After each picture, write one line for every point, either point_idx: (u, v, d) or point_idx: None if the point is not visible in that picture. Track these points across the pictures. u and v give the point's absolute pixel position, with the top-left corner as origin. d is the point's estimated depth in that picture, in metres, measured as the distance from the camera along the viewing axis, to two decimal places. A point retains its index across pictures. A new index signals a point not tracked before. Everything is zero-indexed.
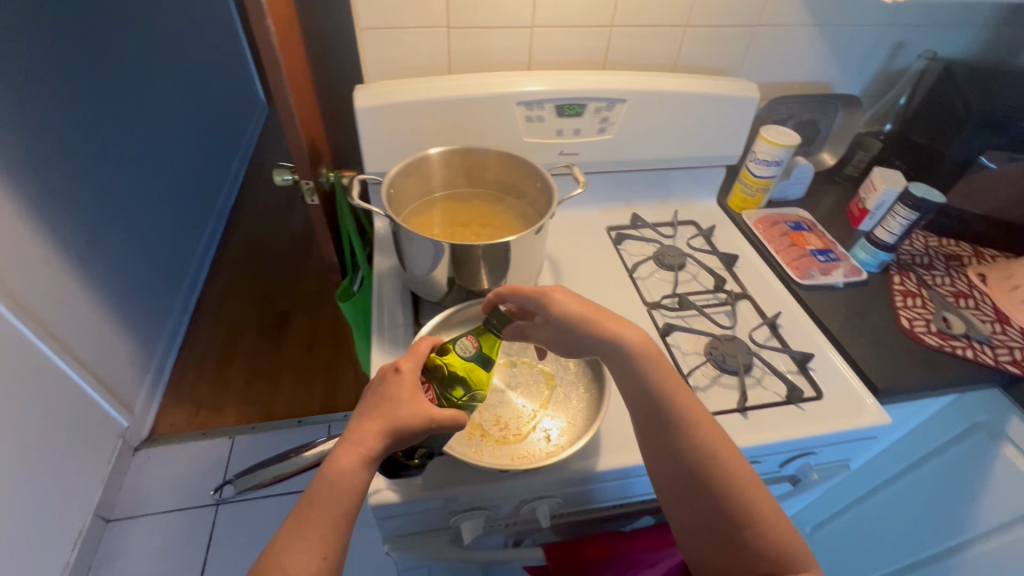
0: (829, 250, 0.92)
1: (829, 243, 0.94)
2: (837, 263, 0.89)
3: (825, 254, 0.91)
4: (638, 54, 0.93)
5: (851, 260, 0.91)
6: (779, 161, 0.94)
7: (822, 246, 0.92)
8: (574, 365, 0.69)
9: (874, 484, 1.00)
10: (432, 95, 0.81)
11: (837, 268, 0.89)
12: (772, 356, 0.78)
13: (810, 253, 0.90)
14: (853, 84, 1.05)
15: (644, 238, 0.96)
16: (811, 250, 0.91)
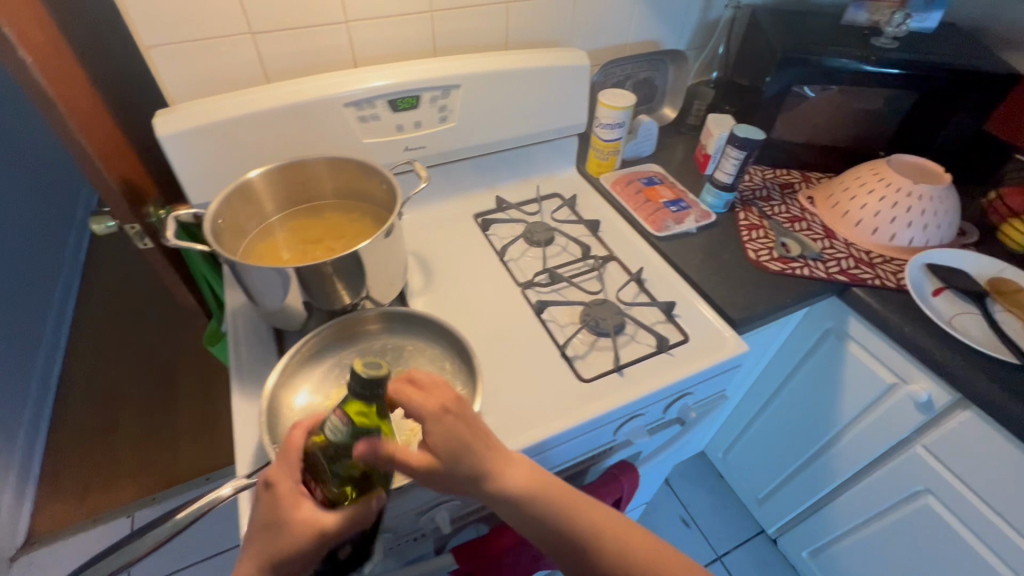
0: (681, 199, 0.97)
1: (681, 192, 0.99)
2: (690, 210, 0.95)
3: (678, 204, 0.96)
4: (470, 36, 0.91)
5: (701, 205, 0.97)
6: (621, 123, 0.97)
7: (675, 195, 0.97)
8: (449, 364, 0.68)
9: (770, 394, 1.11)
10: (247, 109, 0.74)
11: (691, 215, 0.94)
12: (642, 311, 0.82)
13: (665, 205, 0.95)
14: (678, 38, 1.11)
15: (512, 219, 0.97)
16: (666, 202, 0.96)
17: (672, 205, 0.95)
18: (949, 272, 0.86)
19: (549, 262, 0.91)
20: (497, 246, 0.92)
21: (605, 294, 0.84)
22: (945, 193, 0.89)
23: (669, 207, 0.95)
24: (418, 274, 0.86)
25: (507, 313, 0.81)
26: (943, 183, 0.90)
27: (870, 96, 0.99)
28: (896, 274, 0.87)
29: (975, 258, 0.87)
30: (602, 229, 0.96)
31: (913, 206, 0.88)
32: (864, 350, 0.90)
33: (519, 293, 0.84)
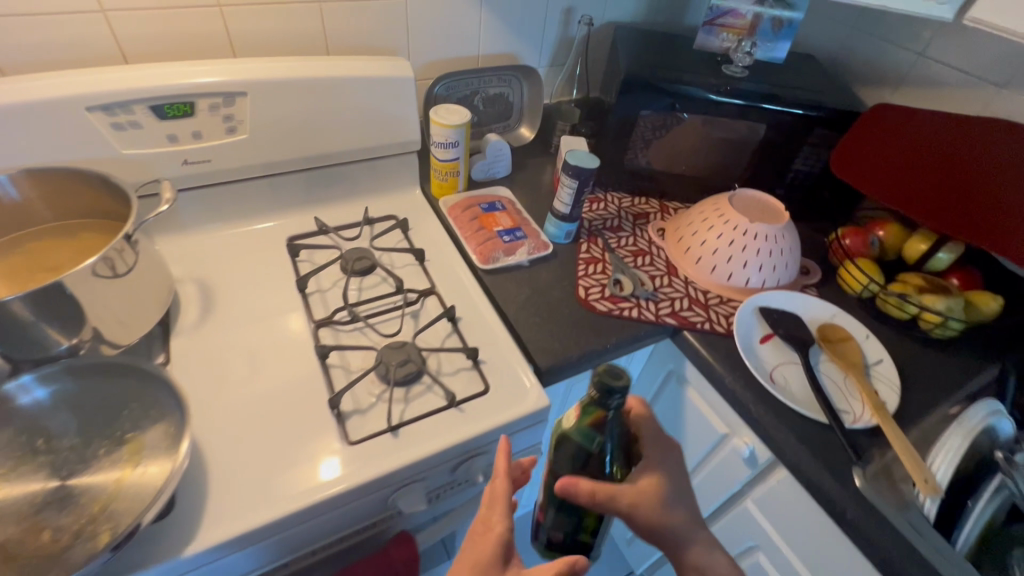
0: (519, 227, 0.90)
1: (521, 221, 0.92)
2: (525, 241, 0.88)
3: (515, 233, 0.89)
4: (277, 37, 0.81)
5: (540, 235, 0.91)
6: (455, 142, 0.89)
7: (513, 224, 0.90)
8: (161, 427, 0.56)
9: None
10: None
11: (525, 246, 0.87)
12: (446, 356, 0.73)
13: (499, 234, 0.88)
14: (537, 53, 1.04)
15: (331, 243, 0.87)
16: (501, 230, 0.88)
17: (506, 234, 0.88)
18: (783, 315, 0.80)
19: (361, 295, 0.81)
20: (303, 275, 0.81)
21: (411, 335, 0.76)
22: (782, 233, 0.84)
23: (502, 236, 0.87)
24: (198, 307, 0.75)
25: (290, 356, 0.71)
26: (782, 222, 0.85)
27: (722, 126, 0.95)
28: (729, 318, 0.82)
29: (809, 302, 0.83)
30: (430, 258, 0.87)
31: (749, 246, 0.83)
32: (700, 397, 0.84)
33: (311, 332, 0.74)
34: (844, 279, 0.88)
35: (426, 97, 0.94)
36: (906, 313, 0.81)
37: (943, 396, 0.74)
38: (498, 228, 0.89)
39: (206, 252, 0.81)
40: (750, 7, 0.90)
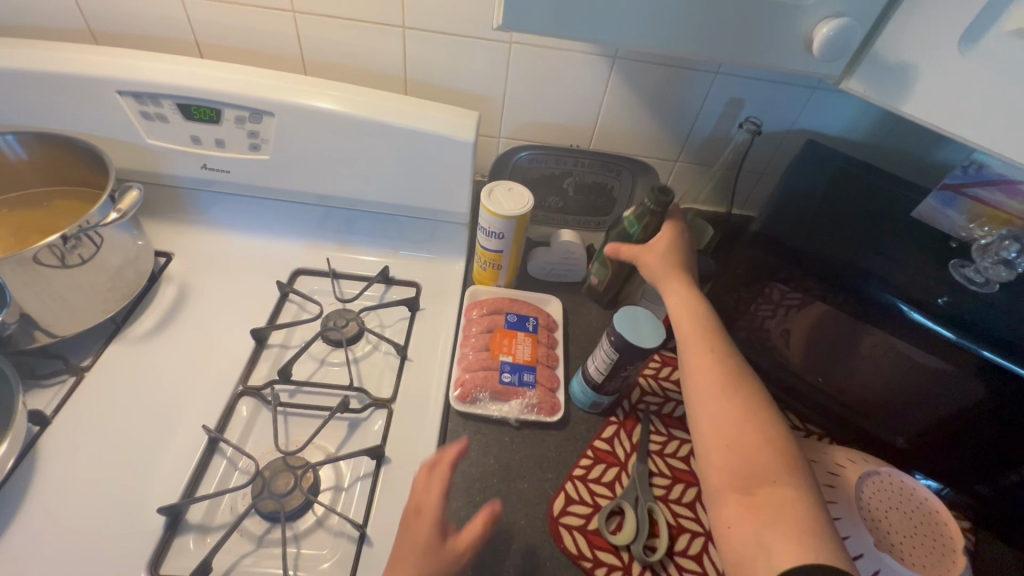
0: (534, 367, 0.67)
1: (545, 357, 0.69)
2: (529, 391, 0.65)
3: (523, 373, 0.66)
4: (351, 59, 0.70)
5: (556, 388, 0.67)
6: (501, 235, 0.68)
7: (529, 359, 0.67)
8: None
9: None
10: None
11: (524, 398, 0.64)
12: (339, 506, 0.56)
13: (501, 367, 0.66)
14: (677, 143, 0.77)
15: (330, 293, 0.75)
16: (508, 362, 0.66)
17: (510, 371, 0.66)
18: None
19: (315, 371, 0.68)
20: (276, 322, 0.71)
21: (326, 452, 0.60)
22: None
23: (504, 372, 0.66)
24: (164, 316, 0.70)
25: (194, 416, 0.61)
26: None
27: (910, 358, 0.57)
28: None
29: None
30: (416, 357, 0.70)
31: None
32: None
33: (231, 396, 0.63)
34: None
35: (503, 156, 0.74)
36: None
37: None
38: (508, 356, 0.67)
39: (213, 260, 0.77)
40: None
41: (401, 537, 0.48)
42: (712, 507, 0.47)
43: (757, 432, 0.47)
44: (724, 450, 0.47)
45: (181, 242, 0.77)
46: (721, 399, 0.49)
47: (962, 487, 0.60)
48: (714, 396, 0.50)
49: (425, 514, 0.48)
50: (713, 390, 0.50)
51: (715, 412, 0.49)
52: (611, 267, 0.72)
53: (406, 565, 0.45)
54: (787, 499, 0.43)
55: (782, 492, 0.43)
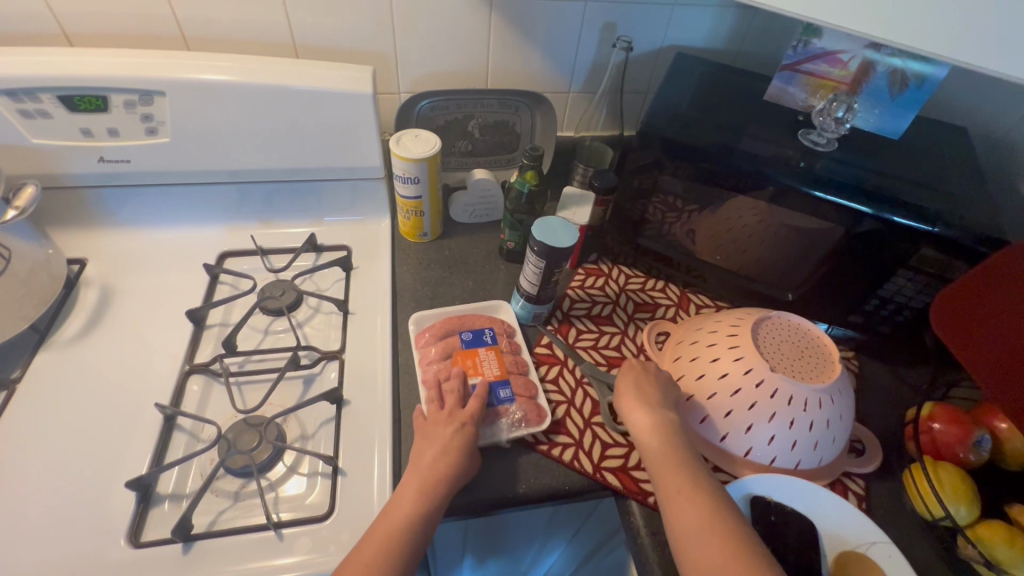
0: (497, 347, 0.67)
1: (515, 346, 0.68)
2: (473, 360, 0.64)
3: (482, 347, 0.66)
4: (233, 31, 0.70)
5: (510, 377, 0.64)
6: (417, 180, 0.72)
7: (496, 337, 0.68)
8: None
9: (580, 559, 0.83)
10: None
11: (469, 368, 0.64)
12: (308, 449, 0.59)
13: (468, 333, 0.67)
14: (565, 74, 0.83)
15: (262, 268, 0.76)
16: (481, 335, 0.68)
17: (473, 336, 0.67)
18: (781, 522, 0.54)
19: (262, 340, 0.69)
20: (211, 302, 0.71)
21: (286, 407, 0.63)
22: (821, 396, 0.57)
23: (465, 343, 0.66)
24: (90, 318, 0.69)
25: (143, 401, 0.62)
26: (824, 383, 0.57)
27: (780, 218, 0.66)
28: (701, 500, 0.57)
29: (835, 506, 0.55)
30: (359, 310, 0.73)
31: (759, 406, 0.57)
32: None
33: (179, 375, 0.64)
34: (922, 479, 0.56)
35: (406, 107, 0.77)
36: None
37: None
38: (478, 376, 0.63)
39: (132, 257, 0.75)
40: (857, 52, 0.66)
41: (427, 428, 0.56)
42: None
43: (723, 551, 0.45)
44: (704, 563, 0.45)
45: (93, 246, 0.75)
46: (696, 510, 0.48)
47: (842, 322, 0.71)
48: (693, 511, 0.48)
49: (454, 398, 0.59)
50: (696, 524, 0.47)
51: (691, 515, 0.48)
52: (522, 227, 0.76)
53: (440, 435, 0.55)
54: None
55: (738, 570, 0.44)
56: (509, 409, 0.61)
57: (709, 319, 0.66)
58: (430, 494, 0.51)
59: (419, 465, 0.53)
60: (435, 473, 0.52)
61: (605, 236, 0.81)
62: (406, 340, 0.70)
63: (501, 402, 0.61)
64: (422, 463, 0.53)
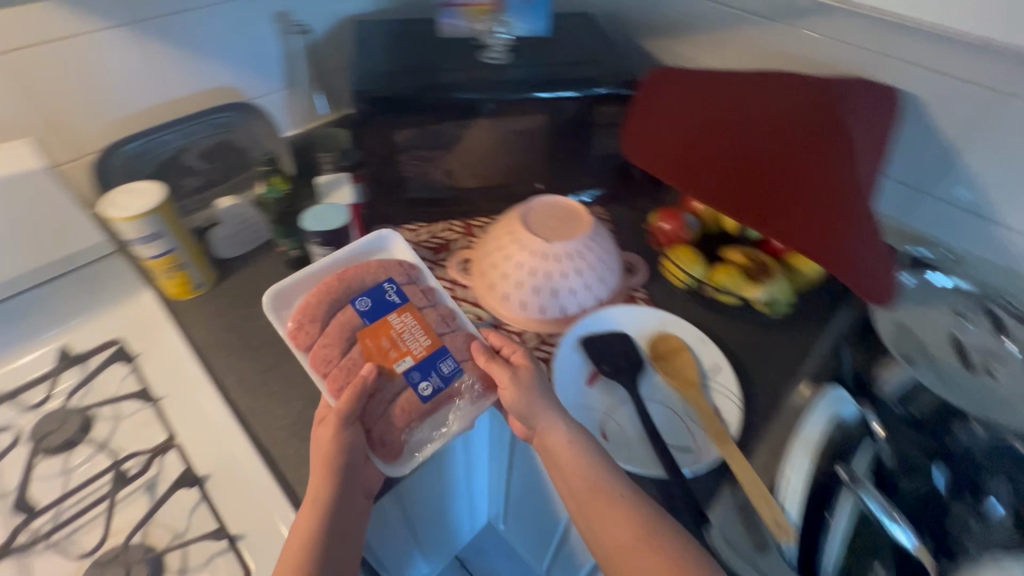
0: (413, 310, 0.63)
1: (425, 298, 0.65)
2: (388, 335, 0.60)
3: (392, 314, 0.62)
4: None
5: (441, 345, 0.61)
6: (158, 234, 0.65)
7: (406, 299, 0.63)
8: None
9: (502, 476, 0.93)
10: None
11: (389, 349, 0.59)
12: (190, 542, 0.55)
13: (365, 297, 0.63)
14: (263, 74, 0.82)
15: (19, 411, 0.63)
16: (382, 297, 0.63)
17: (371, 301, 0.62)
18: (606, 344, 0.67)
19: (67, 480, 0.59)
20: None
21: (139, 522, 0.56)
22: (587, 243, 0.70)
23: (368, 316, 0.62)
24: None
25: None
26: (586, 231, 0.71)
27: (501, 127, 0.79)
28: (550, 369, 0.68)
29: (631, 313, 0.71)
30: (168, 390, 0.66)
31: (553, 272, 0.69)
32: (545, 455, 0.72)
33: None
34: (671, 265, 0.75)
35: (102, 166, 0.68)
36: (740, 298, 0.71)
37: (785, 386, 0.66)
38: (404, 360, 0.59)
39: None
40: None
41: (315, 432, 0.55)
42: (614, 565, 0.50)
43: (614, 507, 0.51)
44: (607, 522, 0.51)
45: None
46: (586, 481, 0.53)
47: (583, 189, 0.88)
48: (585, 484, 0.53)
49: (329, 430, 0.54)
50: (591, 492, 0.52)
51: (583, 488, 0.52)
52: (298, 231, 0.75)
53: (322, 460, 0.53)
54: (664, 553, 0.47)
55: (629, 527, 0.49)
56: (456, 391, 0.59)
57: (492, 228, 0.76)
58: (323, 504, 0.51)
59: (311, 495, 0.52)
60: (314, 496, 0.52)
61: (376, 209, 0.83)
62: (237, 388, 0.66)
63: (444, 379, 0.59)
64: (310, 498, 0.52)
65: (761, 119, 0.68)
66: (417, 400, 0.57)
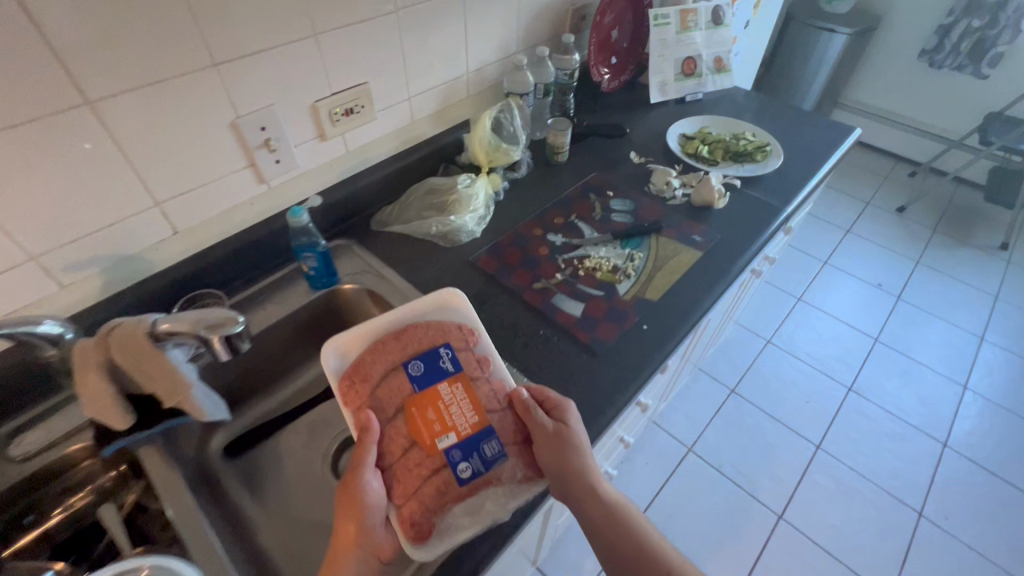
0: (466, 383, 0.63)
1: (481, 367, 0.65)
2: (434, 402, 0.60)
3: (442, 384, 0.62)
4: None
5: (489, 424, 0.61)
6: None
7: (455, 374, 0.63)
8: None
9: None
10: None
11: (435, 420, 0.60)
12: None
13: (416, 363, 0.63)
14: None
15: None
16: (435, 361, 0.64)
17: (428, 359, 0.64)
18: None
19: None
20: None
21: None
22: None
23: (419, 383, 0.63)
24: None
25: None
26: None
27: None
28: None
29: None
30: None
31: None
32: None
33: None
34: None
35: None
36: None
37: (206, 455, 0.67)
38: (454, 440, 0.59)
39: None
40: None
41: (339, 500, 0.58)
42: (593, 534, 0.63)
43: (607, 514, 0.62)
44: (603, 523, 0.62)
45: None
46: (603, 503, 0.62)
47: None
48: (601, 509, 0.62)
49: (354, 492, 0.57)
50: (602, 513, 0.62)
51: (591, 501, 0.61)
52: None
53: (347, 513, 0.56)
54: (650, 555, 0.61)
55: (626, 535, 0.62)
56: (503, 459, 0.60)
57: None
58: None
59: (342, 533, 0.56)
60: (339, 563, 0.55)
61: None
62: None
63: (485, 462, 0.59)
64: (343, 540, 0.56)
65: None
66: (455, 483, 0.57)
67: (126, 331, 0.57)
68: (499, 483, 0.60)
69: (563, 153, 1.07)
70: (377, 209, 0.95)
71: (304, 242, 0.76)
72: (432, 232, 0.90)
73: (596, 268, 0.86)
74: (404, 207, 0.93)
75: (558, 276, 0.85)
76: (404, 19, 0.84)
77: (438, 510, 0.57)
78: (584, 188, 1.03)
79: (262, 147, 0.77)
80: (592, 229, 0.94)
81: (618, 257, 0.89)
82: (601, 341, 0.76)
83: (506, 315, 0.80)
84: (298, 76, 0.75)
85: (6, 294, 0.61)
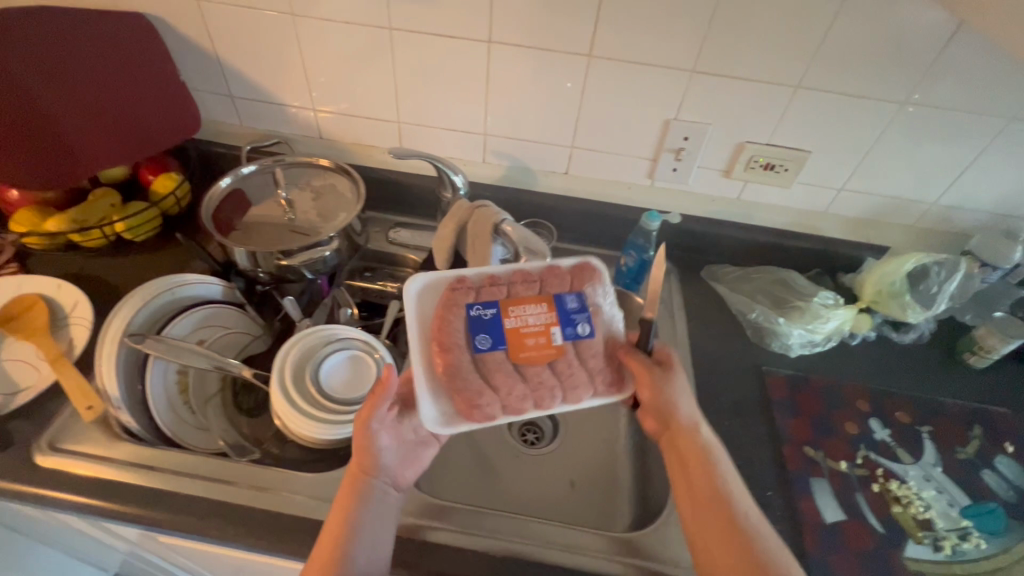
0: (506, 296, 0.54)
1: (528, 279, 0.55)
2: (518, 334, 0.53)
3: (506, 322, 0.53)
4: None
5: (551, 295, 0.55)
6: None
7: (493, 300, 0.54)
8: None
9: None
10: None
11: (532, 340, 0.53)
12: None
13: (475, 337, 0.52)
14: None
15: None
16: (478, 322, 0.53)
17: (482, 315, 0.53)
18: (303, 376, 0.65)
19: None
20: None
21: None
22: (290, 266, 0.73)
23: (494, 342, 0.53)
24: None
25: None
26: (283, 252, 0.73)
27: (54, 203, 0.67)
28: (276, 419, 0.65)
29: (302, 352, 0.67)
30: None
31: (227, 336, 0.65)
32: None
33: None
34: (114, 297, 0.75)
35: None
36: (184, 210, 0.83)
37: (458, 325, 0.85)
38: (552, 327, 0.53)
39: None
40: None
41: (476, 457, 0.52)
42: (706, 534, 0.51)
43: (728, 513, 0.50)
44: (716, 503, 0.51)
45: None
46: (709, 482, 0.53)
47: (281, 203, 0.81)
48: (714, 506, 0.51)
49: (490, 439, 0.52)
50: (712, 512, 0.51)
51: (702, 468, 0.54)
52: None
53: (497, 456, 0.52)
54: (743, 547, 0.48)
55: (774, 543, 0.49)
56: (588, 294, 0.56)
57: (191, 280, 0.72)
58: (347, 509, 0.53)
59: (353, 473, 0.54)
60: (350, 489, 0.54)
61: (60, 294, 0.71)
62: None
63: (583, 310, 0.55)
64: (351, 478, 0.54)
65: (60, 28, 0.70)
66: (592, 343, 0.54)
67: (486, 214, 0.72)
68: (600, 308, 0.56)
69: (982, 359, 0.77)
70: (717, 261, 0.91)
71: (637, 242, 0.80)
72: (751, 313, 0.80)
73: (899, 499, 0.63)
74: (745, 277, 0.86)
75: (842, 463, 0.67)
76: (904, 115, 0.72)
77: (600, 379, 0.54)
78: (974, 412, 0.74)
79: (673, 151, 0.81)
80: (938, 459, 0.68)
81: (943, 516, 0.62)
82: (826, 569, 0.57)
83: (751, 446, 0.67)
84: (751, 113, 0.75)
85: (459, 147, 0.87)
